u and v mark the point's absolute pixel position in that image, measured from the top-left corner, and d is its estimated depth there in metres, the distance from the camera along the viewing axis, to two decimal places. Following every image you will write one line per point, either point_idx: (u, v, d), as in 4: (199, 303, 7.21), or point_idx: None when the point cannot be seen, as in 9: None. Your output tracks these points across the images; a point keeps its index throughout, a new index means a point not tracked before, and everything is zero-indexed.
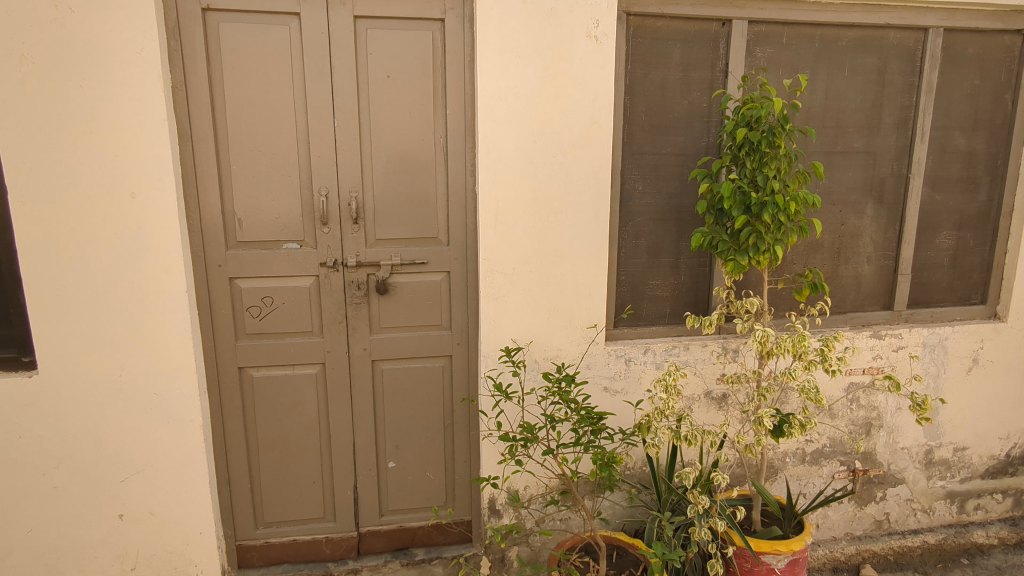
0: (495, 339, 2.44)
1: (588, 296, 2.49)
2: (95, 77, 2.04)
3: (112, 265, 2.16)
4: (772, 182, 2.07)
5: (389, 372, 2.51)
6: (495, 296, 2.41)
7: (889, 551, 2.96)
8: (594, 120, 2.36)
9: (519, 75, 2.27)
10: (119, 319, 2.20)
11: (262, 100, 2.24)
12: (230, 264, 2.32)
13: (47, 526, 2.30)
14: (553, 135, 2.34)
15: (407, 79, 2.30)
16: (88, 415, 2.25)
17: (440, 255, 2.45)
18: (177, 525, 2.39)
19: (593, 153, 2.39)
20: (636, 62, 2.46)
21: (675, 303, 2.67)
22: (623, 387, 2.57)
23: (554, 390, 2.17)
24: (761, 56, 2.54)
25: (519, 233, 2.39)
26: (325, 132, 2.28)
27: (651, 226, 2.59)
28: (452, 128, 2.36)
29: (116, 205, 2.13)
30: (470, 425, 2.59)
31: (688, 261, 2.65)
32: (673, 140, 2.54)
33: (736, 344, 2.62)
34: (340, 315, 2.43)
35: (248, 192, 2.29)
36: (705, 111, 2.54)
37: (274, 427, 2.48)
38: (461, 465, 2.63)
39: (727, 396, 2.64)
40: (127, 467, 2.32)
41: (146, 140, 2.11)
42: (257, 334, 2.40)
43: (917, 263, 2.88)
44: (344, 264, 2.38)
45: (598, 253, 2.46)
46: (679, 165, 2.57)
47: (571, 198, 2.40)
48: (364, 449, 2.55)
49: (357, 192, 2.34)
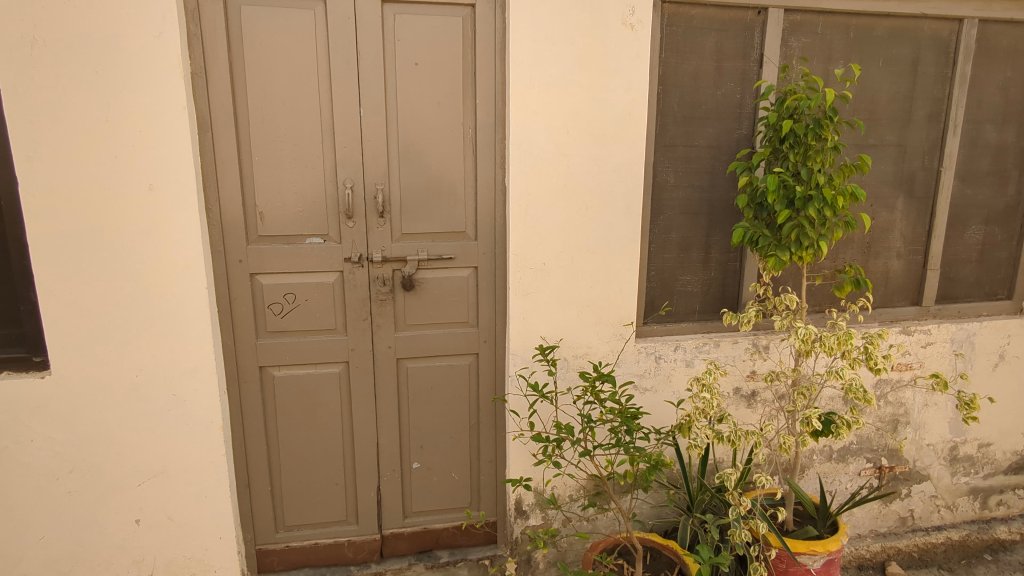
0: (525, 337, 2.37)
1: (619, 292, 2.42)
2: (110, 63, 1.94)
3: (128, 262, 2.06)
4: (817, 175, 2.03)
5: (414, 371, 2.43)
6: (525, 292, 2.34)
7: (913, 548, 2.94)
8: (628, 110, 2.29)
9: (552, 64, 2.19)
10: (136, 317, 2.10)
11: (285, 89, 2.14)
12: (250, 260, 2.22)
13: (60, 533, 2.20)
14: (587, 127, 2.27)
15: (435, 67, 2.21)
16: (103, 417, 2.15)
17: (467, 250, 2.37)
18: (196, 530, 2.31)
19: (626, 145, 2.31)
20: (670, 51, 2.39)
21: (705, 300, 2.61)
22: (653, 385, 2.51)
23: (590, 390, 2.09)
24: (796, 47, 2.48)
25: (550, 228, 2.31)
26: (351, 123, 2.19)
27: (681, 220, 2.53)
28: (482, 119, 2.28)
29: (132, 198, 2.02)
30: (497, 425, 2.52)
31: (718, 256, 2.59)
32: (705, 131, 2.47)
33: (766, 341, 2.57)
34: (363, 312, 2.34)
35: (271, 185, 2.20)
36: (738, 103, 2.48)
37: (296, 429, 2.40)
38: (486, 466, 2.56)
39: (756, 394, 2.59)
40: (144, 471, 2.23)
41: (164, 130, 2.00)
42: (279, 332, 2.31)
43: (946, 258, 2.84)
44: (370, 259, 2.30)
45: (630, 249, 2.40)
46: (711, 158, 2.50)
47: (603, 192, 2.33)
48: (387, 450, 2.48)
49: (383, 184, 2.25)
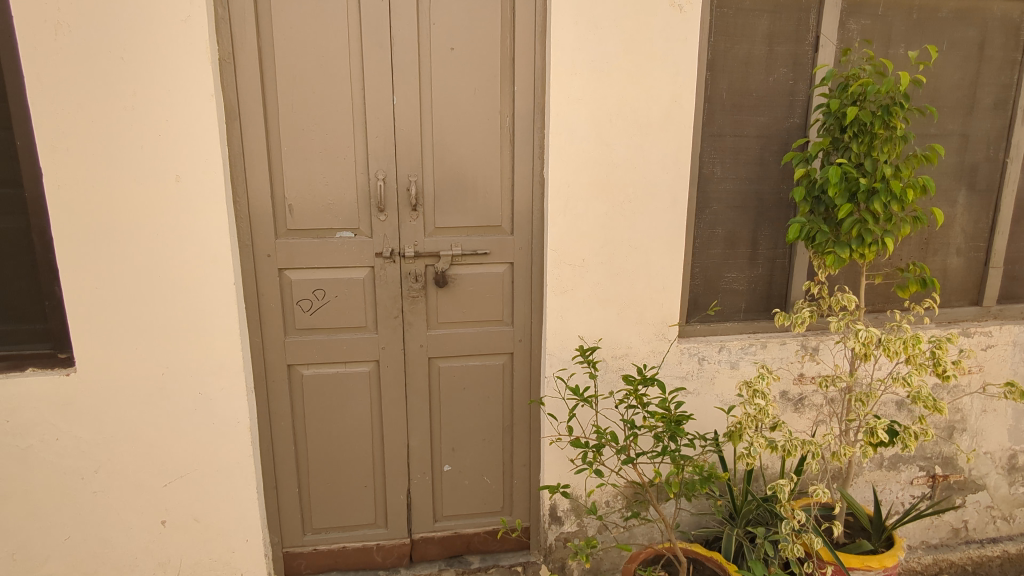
0: (562, 337, 2.26)
1: (662, 290, 2.30)
2: (136, 47, 1.86)
3: (155, 256, 1.99)
4: (883, 167, 1.89)
5: (446, 370, 2.34)
6: (563, 289, 2.23)
7: (967, 561, 2.77)
8: (675, 98, 2.16)
9: (596, 48, 2.07)
10: (163, 313, 2.03)
11: (316, 77, 2.04)
12: (279, 254, 2.13)
13: (86, 533, 2.15)
14: (631, 114, 2.14)
15: (473, 52, 2.11)
16: (129, 415, 2.09)
17: (503, 245, 2.26)
18: (222, 532, 2.25)
19: (672, 134, 2.18)
20: (720, 34, 2.25)
21: (751, 298, 2.48)
22: (695, 388, 2.39)
23: (633, 395, 1.96)
24: (854, 29, 2.32)
25: (590, 221, 2.20)
26: (384, 111, 2.09)
27: (728, 214, 2.39)
28: (520, 107, 2.16)
29: (158, 189, 1.95)
30: (531, 427, 2.42)
31: (765, 252, 2.46)
32: (755, 121, 2.33)
33: (817, 342, 2.43)
34: (395, 309, 2.25)
35: (301, 177, 2.10)
36: (791, 90, 2.33)
37: (324, 429, 2.32)
38: (520, 470, 2.46)
39: (804, 398, 2.46)
40: (170, 471, 2.17)
41: (192, 117, 1.92)
42: (308, 329, 2.23)
43: (1008, 256, 2.67)
44: (402, 255, 2.21)
45: (674, 244, 2.27)
46: (760, 148, 2.36)
47: (647, 183, 2.21)
48: (418, 452, 2.39)
49: (416, 176, 2.16)
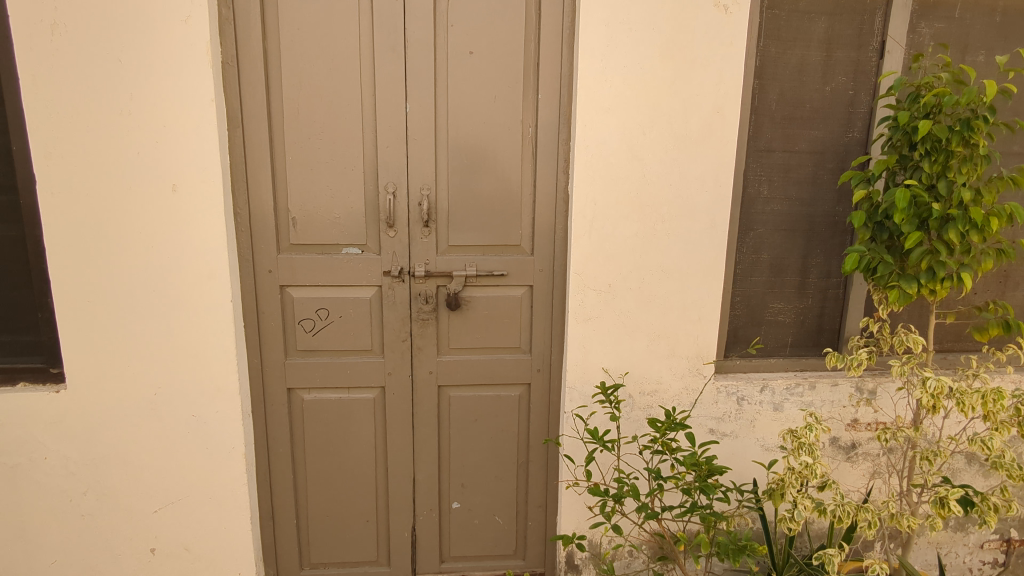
0: (584, 369, 2.05)
1: (698, 322, 2.07)
2: (134, 48, 1.75)
3: (150, 270, 1.87)
4: (961, 191, 1.63)
5: (457, 400, 2.16)
6: (586, 316, 2.02)
7: None
8: (718, 108, 1.93)
9: (629, 52, 1.87)
10: (156, 330, 1.91)
11: (324, 81, 1.90)
12: (281, 270, 2.00)
13: (73, 559, 2.04)
14: (667, 126, 1.93)
15: (493, 56, 1.94)
16: (120, 436, 1.97)
17: (522, 266, 2.07)
18: (214, 563, 2.10)
19: (714, 148, 1.96)
20: (770, 38, 2.01)
21: (798, 332, 2.23)
22: (732, 431, 2.14)
23: (659, 442, 1.74)
24: (925, 33, 2.06)
25: (618, 243, 1.99)
26: (396, 119, 1.94)
27: (774, 238, 2.15)
28: (544, 116, 1.98)
29: (154, 198, 1.83)
30: (549, 466, 2.22)
31: (816, 281, 2.20)
32: (808, 135, 2.09)
33: (874, 385, 2.15)
34: (403, 333, 2.09)
35: (306, 188, 1.96)
36: (850, 101, 2.08)
37: (325, 458, 2.16)
38: (535, 511, 2.26)
39: (856, 447, 2.17)
40: (161, 497, 2.04)
41: (190, 123, 1.80)
42: (310, 351, 2.08)
43: None
44: (412, 274, 2.04)
45: (712, 270, 2.04)
46: (814, 166, 2.11)
47: (683, 203, 1.99)
48: (425, 487, 2.21)
49: (429, 189, 1.99)
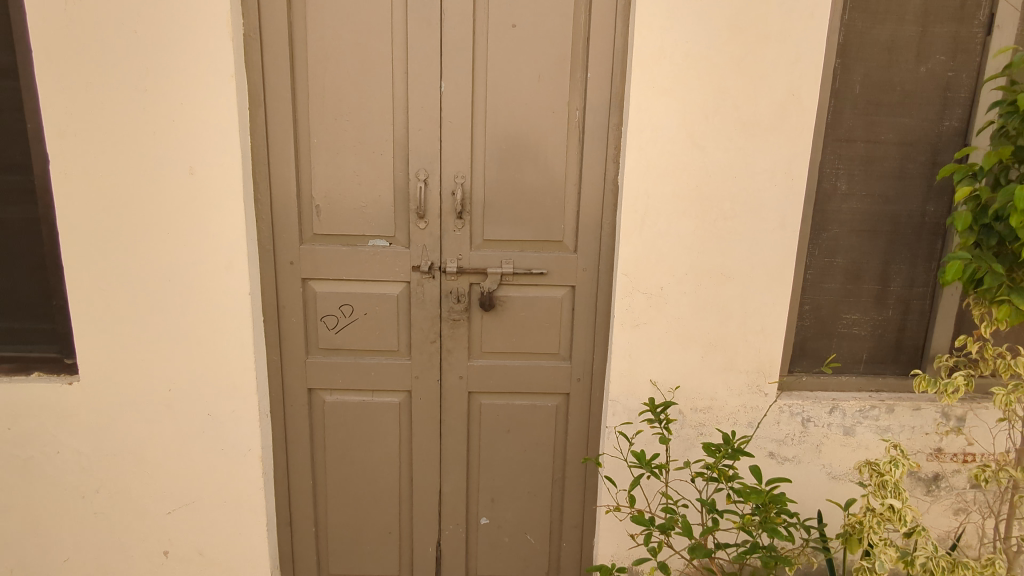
0: (629, 380, 1.85)
1: (760, 332, 1.83)
2: (150, 20, 1.62)
3: (164, 259, 1.75)
4: None
5: (488, 408, 1.98)
6: (634, 322, 1.81)
7: None
8: (794, 90, 1.69)
9: (692, 24, 1.64)
10: (171, 322, 1.80)
11: (353, 56, 1.74)
12: (303, 262, 1.85)
13: (85, 557, 1.95)
14: (733, 109, 1.70)
15: (539, 30, 1.74)
16: (133, 433, 1.87)
17: (564, 265, 1.88)
18: (227, 570, 1.98)
19: (787, 136, 1.72)
20: (857, 11, 1.75)
21: (874, 346, 1.97)
22: (795, 456, 1.90)
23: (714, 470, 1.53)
24: None
25: (672, 241, 1.77)
26: (429, 99, 1.76)
27: (852, 240, 1.89)
28: (593, 97, 1.77)
29: (170, 182, 1.71)
30: (587, 483, 2.02)
31: (898, 290, 1.93)
32: (897, 122, 1.82)
33: (964, 412, 1.88)
34: (432, 334, 1.92)
35: (331, 173, 1.81)
36: (948, 84, 1.81)
37: (346, 464, 2.02)
38: (570, 532, 2.07)
39: (941, 480, 1.91)
40: (175, 498, 1.93)
41: (209, 101, 1.67)
42: (333, 349, 1.94)
43: None
44: (443, 270, 1.87)
45: (779, 274, 1.80)
46: (901, 158, 1.84)
47: (748, 198, 1.75)
48: (451, 499, 2.05)
49: (464, 177, 1.82)
